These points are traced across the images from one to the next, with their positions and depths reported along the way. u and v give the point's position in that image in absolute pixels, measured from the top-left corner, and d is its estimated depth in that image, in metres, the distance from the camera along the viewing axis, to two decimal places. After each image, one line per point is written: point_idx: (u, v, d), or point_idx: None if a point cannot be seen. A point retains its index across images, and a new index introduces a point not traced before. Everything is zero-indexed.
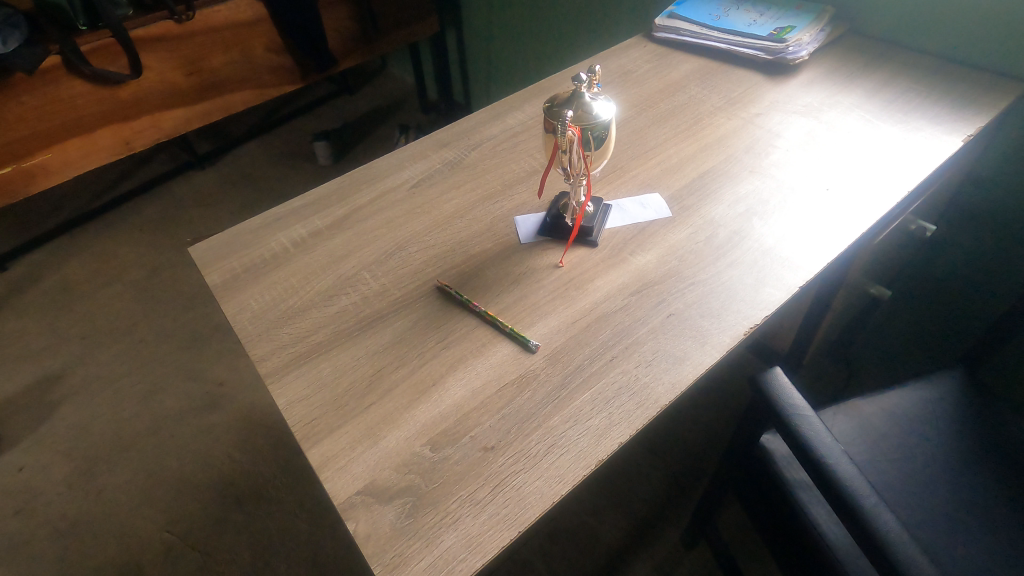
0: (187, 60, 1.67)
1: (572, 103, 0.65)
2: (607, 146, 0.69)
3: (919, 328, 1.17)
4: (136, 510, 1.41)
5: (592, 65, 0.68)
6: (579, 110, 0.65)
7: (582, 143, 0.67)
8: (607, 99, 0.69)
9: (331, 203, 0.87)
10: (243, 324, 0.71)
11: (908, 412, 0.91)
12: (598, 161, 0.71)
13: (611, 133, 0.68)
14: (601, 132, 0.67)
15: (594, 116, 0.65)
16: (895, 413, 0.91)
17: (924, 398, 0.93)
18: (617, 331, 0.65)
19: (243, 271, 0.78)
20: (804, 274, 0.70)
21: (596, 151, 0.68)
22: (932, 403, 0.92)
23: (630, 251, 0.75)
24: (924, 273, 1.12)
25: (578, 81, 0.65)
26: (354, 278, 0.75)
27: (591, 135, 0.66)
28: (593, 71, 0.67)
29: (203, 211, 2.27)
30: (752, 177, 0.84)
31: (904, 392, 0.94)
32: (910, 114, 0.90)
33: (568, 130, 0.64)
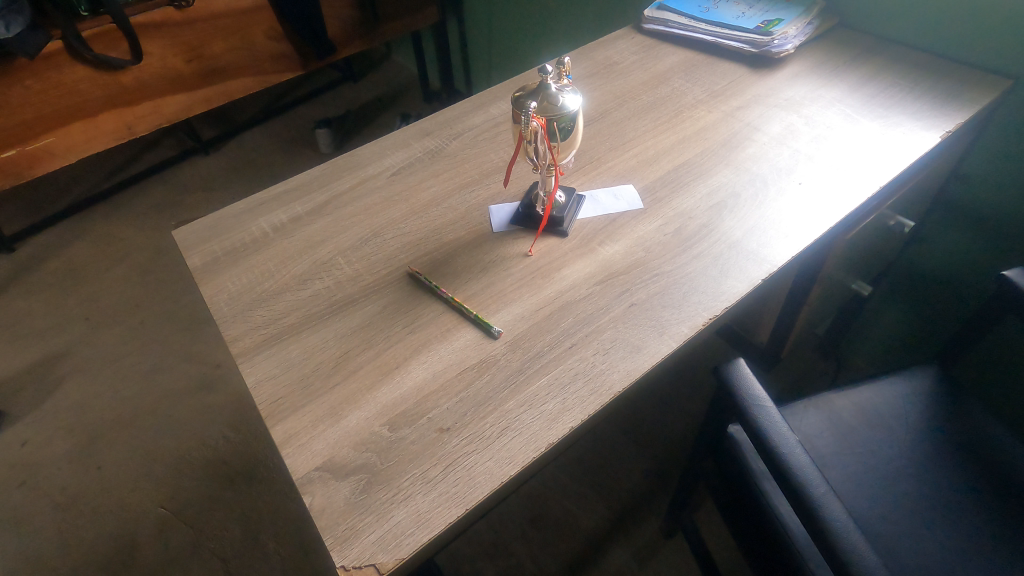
0: (188, 46, 1.69)
1: (538, 94, 0.66)
2: (576, 136, 0.70)
3: (901, 325, 1.17)
4: (132, 486, 1.45)
5: (561, 56, 0.69)
6: (545, 102, 0.66)
7: (549, 133, 0.68)
8: (575, 90, 0.69)
9: (311, 190, 0.89)
10: (219, 305, 0.73)
11: (879, 407, 0.92)
12: (566, 156, 0.72)
13: (578, 124, 0.69)
14: (569, 124, 0.68)
15: (560, 108, 0.66)
16: (866, 408, 0.92)
17: (897, 394, 0.93)
18: (579, 319, 0.67)
19: (223, 254, 0.80)
20: (767, 266, 0.70)
21: (563, 142, 0.69)
22: (904, 399, 0.93)
23: (600, 241, 0.76)
24: (910, 271, 1.11)
25: (544, 73, 0.66)
26: (329, 263, 0.77)
27: (557, 127, 0.67)
28: (562, 62, 0.69)
29: (206, 196, 2.31)
30: (726, 169, 0.84)
31: (877, 387, 0.95)
32: (889, 111, 0.90)
33: (533, 121, 0.65)
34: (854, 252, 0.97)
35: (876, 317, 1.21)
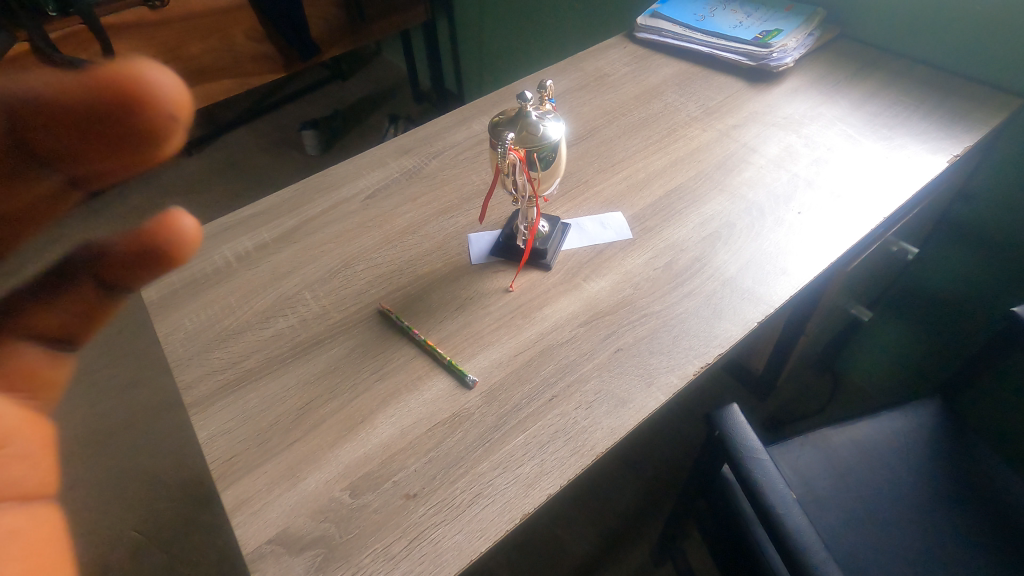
0: (164, 48, 1.61)
1: (516, 123, 0.61)
2: (559, 164, 0.65)
3: (900, 348, 1.13)
4: (106, 507, 1.40)
5: (542, 80, 0.64)
6: (523, 131, 0.61)
7: (529, 163, 0.63)
8: (558, 117, 0.64)
9: (279, 213, 0.83)
10: (174, 346, 0.68)
11: (878, 445, 0.88)
12: (548, 186, 0.67)
13: (561, 154, 0.63)
14: (550, 154, 0.62)
15: (541, 137, 0.61)
16: (864, 445, 0.88)
17: (898, 430, 0.89)
18: (561, 367, 0.62)
19: (182, 286, 0.75)
20: (763, 307, 0.66)
21: (544, 172, 0.64)
22: (905, 436, 0.88)
23: (585, 276, 0.71)
24: (911, 293, 1.07)
25: (522, 99, 0.61)
26: (295, 298, 0.72)
27: (538, 157, 0.62)
28: (543, 87, 0.63)
29: (188, 199, 2.24)
30: (721, 196, 0.79)
31: (876, 422, 0.90)
32: (893, 132, 0.85)
33: (510, 153, 0.60)
34: (855, 280, 0.92)
35: (876, 341, 1.16)
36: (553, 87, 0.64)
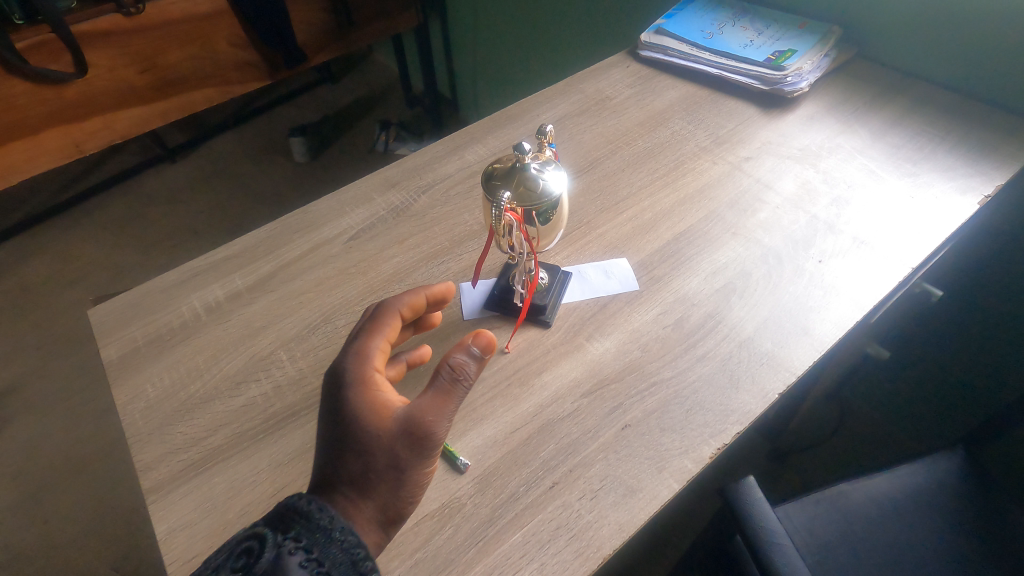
0: (141, 56, 1.51)
1: (511, 178, 0.54)
2: (559, 217, 0.59)
3: (917, 384, 1.08)
4: (81, 545, 1.33)
5: (541, 126, 0.58)
6: (520, 187, 0.54)
7: (525, 219, 0.57)
8: (558, 166, 0.58)
9: (254, 256, 0.77)
10: (133, 418, 0.61)
11: (905, 503, 0.82)
12: (550, 240, 0.62)
13: (561, 206, 0.58)
14: (551, 210, 0.57)
15: (542, 194, 0.54)
16: (891, 505, 0.81)
17: (924, 485, 0.83)
18: (562, 447, 0.56)
19: (145, 343, 0.68)
20: (784, 375, 0.60)
21: (543, 227, 0.58)
22: (931, 490, 0.83)
23: (587, 335, 0.65)
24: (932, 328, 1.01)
25: (520, 151, 0.54)
26: (269, 359, 0.65)
27: (538, 214, 0.56)
28: (542, 133, 0.58)
29: (171, 209, 2.15)
30: (734, 240, 0.73)
31: (901, 476, 0.84)
32: (917, 168, 0.79)
33: (505, 213, 0.54)
34: (874, 323, 0.86)
35: (892, 375, 1.11)
36: (553, 132, 0.58)
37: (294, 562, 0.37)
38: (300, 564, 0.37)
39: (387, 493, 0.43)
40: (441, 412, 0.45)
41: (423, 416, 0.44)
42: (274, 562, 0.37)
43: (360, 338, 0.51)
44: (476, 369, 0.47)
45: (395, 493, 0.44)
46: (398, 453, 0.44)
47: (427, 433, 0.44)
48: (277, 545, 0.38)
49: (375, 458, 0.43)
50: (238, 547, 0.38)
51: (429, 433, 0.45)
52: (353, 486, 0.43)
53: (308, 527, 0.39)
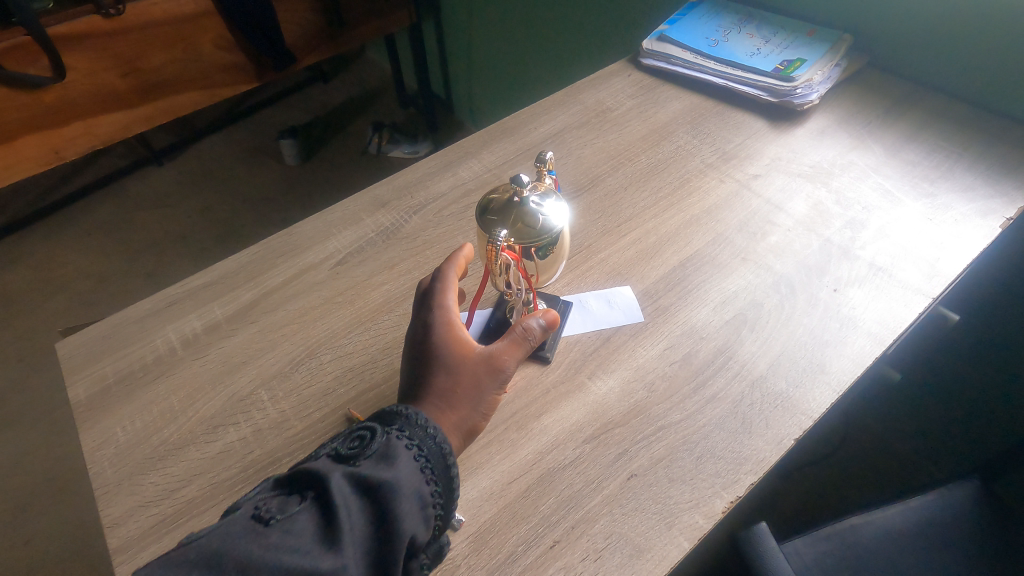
0: (122, 59, 1.43)
1: (508, 214, 0.52)
2: (561, 249, 0.57)
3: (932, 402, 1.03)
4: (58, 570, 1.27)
5: (541, 152, 0.58)
6: (518, 223, 0.52)
7: (523, 255, 0.54)
8: (557, 197, 0.55)
9: (235, 284, 0.72)
10: (101, 467, 0.57)
11: (923, 536, 0.78)
12: (551, 270, 0.60)
13: (562, 239, 0.56)
14: (550, 244, 0.54)
15: (541, 231, 0.52)
16: (909, 538, 0.78)
17: (942, 515, 0.80)
18: (564, 500, 0.52)
19: (117, 381, 0.63)
20: (800, 418, 0.56)
21: (543, 261, 0.57)
22: (949, 520, 0.79)
23: (590, 373, 0.61)
24: (949, 347, 0.97)
25: (518, 184, 0.52)
26: (249, 399, 0.61)
27: (537, 249, 0.54)
28: (542, 160, 0.58)
29: (158, 213, 2.09)
30: (743, 267, 0.69)
31: (917, 506, 0.81)
32: (935, 187, 0.75)
33: (501, 252, 0.51)
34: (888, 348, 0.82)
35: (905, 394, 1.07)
36: (553, 160, 0.59)
37: (398, 445, 0.45)
38: (406, 447, 0.45)
39: (469, 408, 0.50)
40: (514, 352, 0.52)
41: (500, 354, 0.51)
42: (382, 444, 0.44)
43: (446, 273, 0.56)
44: (542, 330, 0.53)
45: (475, 408, 0.50)
46: (480, 377, 0.50)
47: (503, 367, 0.51)
48: (382, 433, 0.45)
49: (459, 378, 0.50)
50: (351, 436, 0.45)
51: (503, 367, 0.51)
52: (440, 398, 0.49)
53: (406, 420, 0.46)
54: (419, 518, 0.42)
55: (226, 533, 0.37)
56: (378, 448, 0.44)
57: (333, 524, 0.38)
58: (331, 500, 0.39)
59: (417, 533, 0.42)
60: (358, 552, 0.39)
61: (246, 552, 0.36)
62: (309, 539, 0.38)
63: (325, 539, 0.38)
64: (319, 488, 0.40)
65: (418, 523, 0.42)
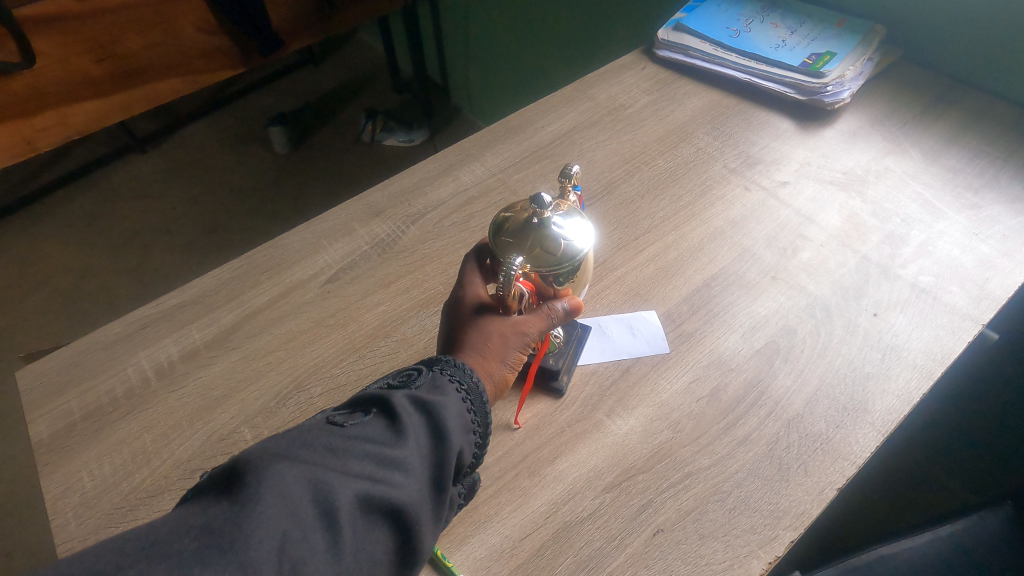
0: (96, 43, 1.31)
1: (525, 237, 0.47)
2: (585, 274, 0.51)
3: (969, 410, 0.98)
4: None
5: (568, 164, 0.53)
6: (536, 248, 0.47)
7: (540, 283, 0.49)
8: (580, 215, 0.50)
9: (215, 304, 0.66)
10: (65, 517, 0.51)
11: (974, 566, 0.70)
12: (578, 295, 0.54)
13: (587, 262, 0.50)
14: (570, 275, 0.49)
15: (562, 259, 0.47)
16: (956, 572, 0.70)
17: (994, 540, 0.72)
18: (582, 560, 0.46)
19: (83, 417, 0.58)
20: (842, 464, 0.50)
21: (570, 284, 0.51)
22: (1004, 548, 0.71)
23: (608, 411, 0.55)
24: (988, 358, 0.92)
25: (539, 205, 0.47)
26: (230, 438, 0.55)
27: (552, 276, 0.48)
28: (568, 176, 0.52)
29: (142, 203, 2.00)
30: (774, 287, 0.63)
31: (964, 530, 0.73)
32: (978, 198, 0.69)
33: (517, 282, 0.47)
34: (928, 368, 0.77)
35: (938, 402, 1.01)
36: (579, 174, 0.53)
37: (444, 376, 0.43)
38: (453, 387, 0.43)
39: (496, 363, 0.47)
40: (541, 319, 0.49)
41: (528, 317, 0.49)
42: (430, 375, 0.43)
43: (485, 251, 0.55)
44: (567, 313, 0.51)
45: (502, 362, 0.48)
46: (507, 335, 0.48)
47: (530, 330, 0.49)
48: (429, 367, 0.44)
49: (488, 332, 0.48)
50: (400, 373, 0.45)
51: (530, 330, 0.49)
52: (467, 349, 0.47)
53: (446, 364, 0.44)
54: (464, 436, 0.41)
55: (302, 429, 0.37)
56: (427, 380, 0.43)
57: (399, 422, 0.38)
58: (394, 404, 0.39)
59: (463, 451, 0.41)
60: (421, 452, 0.38)
61: (327, 440, 0.36)
62: (377, 434, 0.37)
63: (392, 435, 0.37)
64: (381, 400, 0.40)
65: (464, 442, 0.41)
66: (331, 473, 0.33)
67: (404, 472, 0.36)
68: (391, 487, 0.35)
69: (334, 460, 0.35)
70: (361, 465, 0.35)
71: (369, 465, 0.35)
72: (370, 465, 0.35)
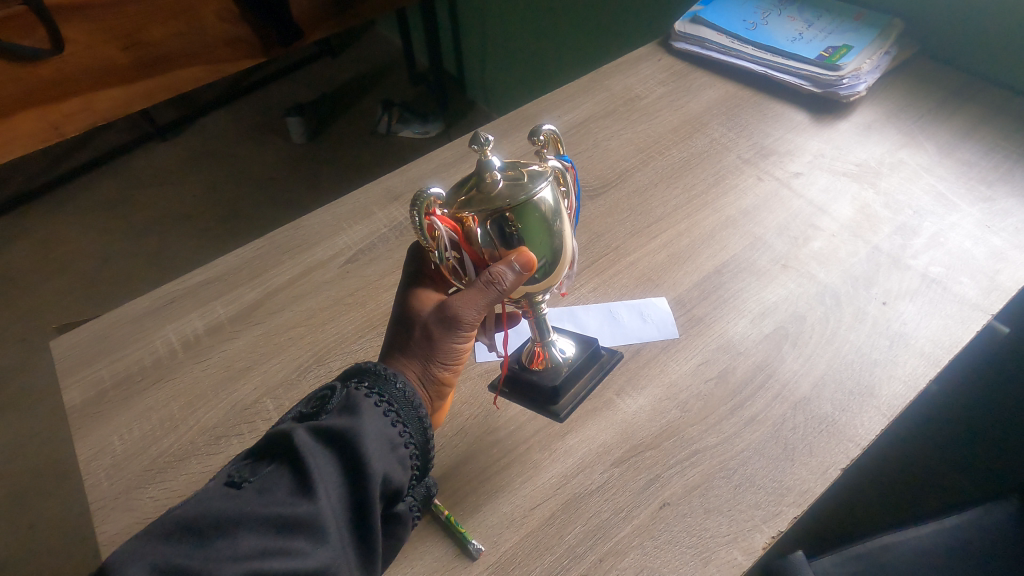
0: (121, 30, 1.34)
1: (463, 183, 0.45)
2: (544, 226, 0.46)
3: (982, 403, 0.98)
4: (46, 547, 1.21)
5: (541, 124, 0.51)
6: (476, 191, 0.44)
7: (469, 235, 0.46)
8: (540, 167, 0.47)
9: (238, 282, 0.69)
10: (96, 478, 0.53)
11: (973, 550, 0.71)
12: (561, 253, 0.49)
13: (545, 209, 0.45)
14: (520, 222, 0.45)
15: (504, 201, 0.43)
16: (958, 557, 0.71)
17: (1000, 529, 0.72)
18: (590, 530, 0.48)
19: (113, 385, 0.60)
20: (846, 445, 0.51)
21: (530, 239, 0.46)
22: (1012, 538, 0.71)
23: (618, 389, 0.57)
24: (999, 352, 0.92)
25: (476, 143, 0.44)
26: (254, 408, 0.57)
27: (492, 222, 0.44)
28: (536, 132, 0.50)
29: (162, 190, 2.05)
30: (785, 275, 0.64)
31: (969, 520, 0.73)
32: (992, 190, 0.70)
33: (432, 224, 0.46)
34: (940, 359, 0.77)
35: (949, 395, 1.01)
36: (552, 130, 0.50)
37: (358, 394, 0.41)
38: (373, 404, 0.41)
39: (423, 360, 0.46)
40: (474, 299, 0.45)
41: (460, 299, 0.45)
42: (343, 397, 0.41)
43: None
44: (517, 277, 0.46)
45: (433, 356, 0.46)
46: (432, 329, 0.45)
47: (461, 308, 0.45)
48: (344, 386, 0.42)
49: (415, 328, 0.47)
50: (313, 397, 0.43)
51: (465, 313, 0.45)
52: (399, 350, 0.47)
53: (380, 376, 0.43)
54: (391, 459, 0.40)
55: (192, 501, 0.35)
56: (339, 402, 0.41)
57: (304, 472, 0.37)
58: (297, 449, 0.37)
59: (392, 473, 0.40)
60: (335, 498, 0.37)
61: (217, 512, 0.34)
62: (280, 492, 0.36)
63: (298, 491, 0.36)
64: (284, 442, 0.38)
65: (391, 463, 0.40)
66: (215, 562, 0.32)
67: (312, 534, 0.35)
68: (296, 554, 0.34)
69: (223, 541, 0.33)
70: (255, 540, 0.34)
71: (266, 535, 0.34)
72: (269, 535, 0.34)
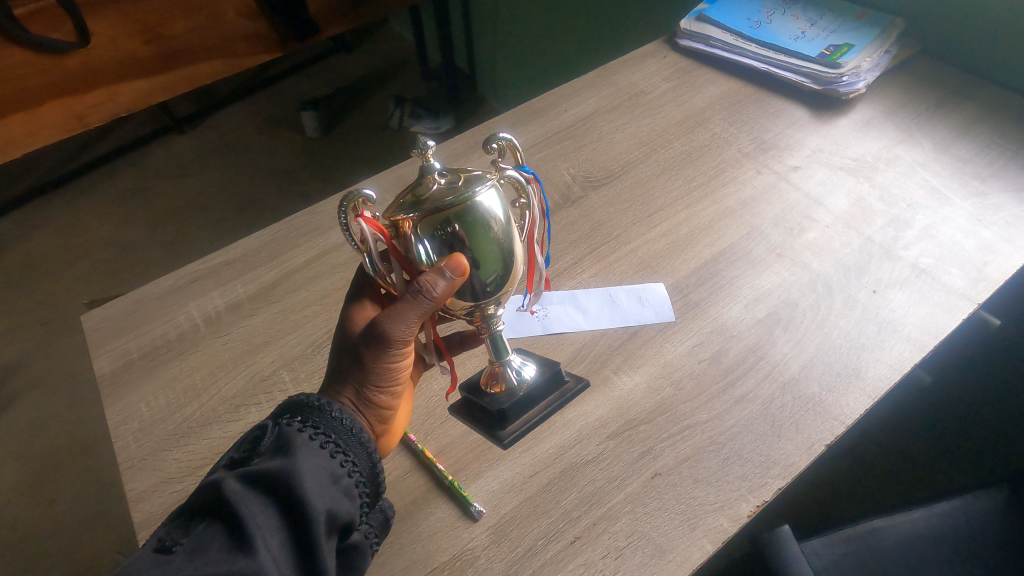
0: (143, 24, 1.38)
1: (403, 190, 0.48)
2: (482, 229, 0.46)
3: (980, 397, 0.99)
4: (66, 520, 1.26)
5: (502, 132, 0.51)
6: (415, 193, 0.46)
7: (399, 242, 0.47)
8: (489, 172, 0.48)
9: (257, 263, 0.72)
10: (125, 441, 0.57)
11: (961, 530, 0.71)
12: (510, 258, 0.49)
13: (486, 212, 0.46)
14: (459, 224, 0.46)
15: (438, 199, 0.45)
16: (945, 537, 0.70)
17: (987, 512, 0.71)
18: (585, 497, 0.51)
19: (140, 357, 0.64)
20: (832, 424, 0.53)
21: (470, 239, 0.46)
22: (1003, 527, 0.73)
23: (615, 368, 0.60)
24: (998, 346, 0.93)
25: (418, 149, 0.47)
26: (270, 380, 0.61)
27: (427, 226, 0.45)
28: (495, 140, 0.50)
29: (179, 181, 2.10)
30: (779, 264, 0.67)
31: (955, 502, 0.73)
32: (986, 185, 0.72)
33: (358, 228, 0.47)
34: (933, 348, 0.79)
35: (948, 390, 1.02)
36: (507, 138, 0.50)
37: (289, 431, 0.42)
38: (306, 439, 0.42)
39: (357, 385, 0.47)
40: (403, 314, 0.46)
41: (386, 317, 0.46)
42: (273, 439, 0.42)
43: None
44: (449, 284, 0.46)
45: (366, 381, 0.47)
46: (363, 352, 0.47)
47: (388, 324, 0.46)
48: (275, 425, 0.43)
49: (348, 354, 0.48)
50: (245, 441, 0.43)
51: (392, 330, 0.46)
52: (333, 378, 0.48)
53: (312, 411, 0.44)
54: (329, 490, 0.40)
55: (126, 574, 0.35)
56: (269, 445, 0.42)
57: (238, 521, 0.37)
58: (228, 497, 0.37)
59: (334, 504, 0.40)
60: (276, 539, 0.37)
61: None
62: (213, 549, 0.36)
63: (236, 542, 0.36)
64: (215, 493, 0.38)
65: (331, 495, 0.40)
66: None
67: None
68: None
69: None
70: None
71: None
72: None
